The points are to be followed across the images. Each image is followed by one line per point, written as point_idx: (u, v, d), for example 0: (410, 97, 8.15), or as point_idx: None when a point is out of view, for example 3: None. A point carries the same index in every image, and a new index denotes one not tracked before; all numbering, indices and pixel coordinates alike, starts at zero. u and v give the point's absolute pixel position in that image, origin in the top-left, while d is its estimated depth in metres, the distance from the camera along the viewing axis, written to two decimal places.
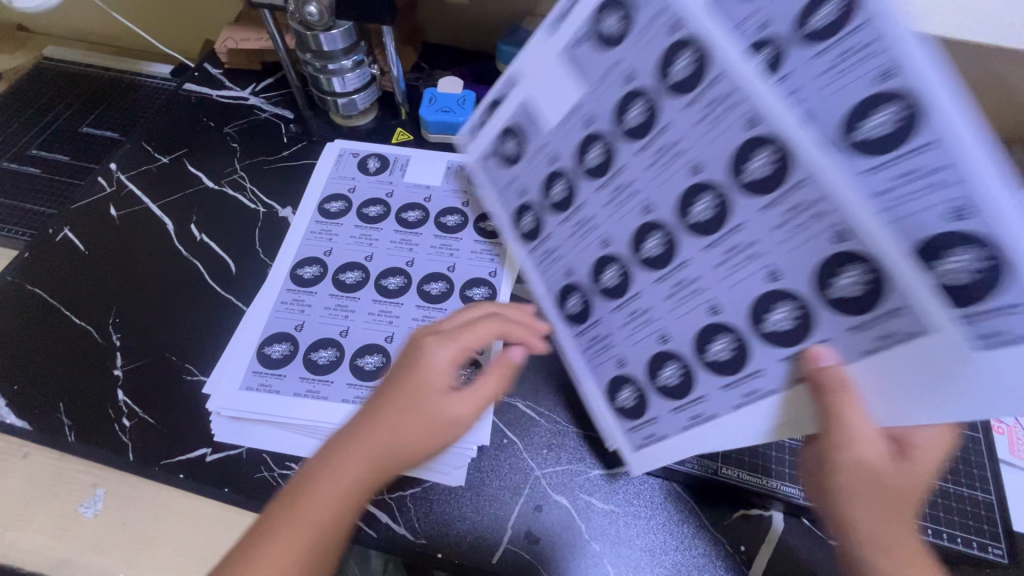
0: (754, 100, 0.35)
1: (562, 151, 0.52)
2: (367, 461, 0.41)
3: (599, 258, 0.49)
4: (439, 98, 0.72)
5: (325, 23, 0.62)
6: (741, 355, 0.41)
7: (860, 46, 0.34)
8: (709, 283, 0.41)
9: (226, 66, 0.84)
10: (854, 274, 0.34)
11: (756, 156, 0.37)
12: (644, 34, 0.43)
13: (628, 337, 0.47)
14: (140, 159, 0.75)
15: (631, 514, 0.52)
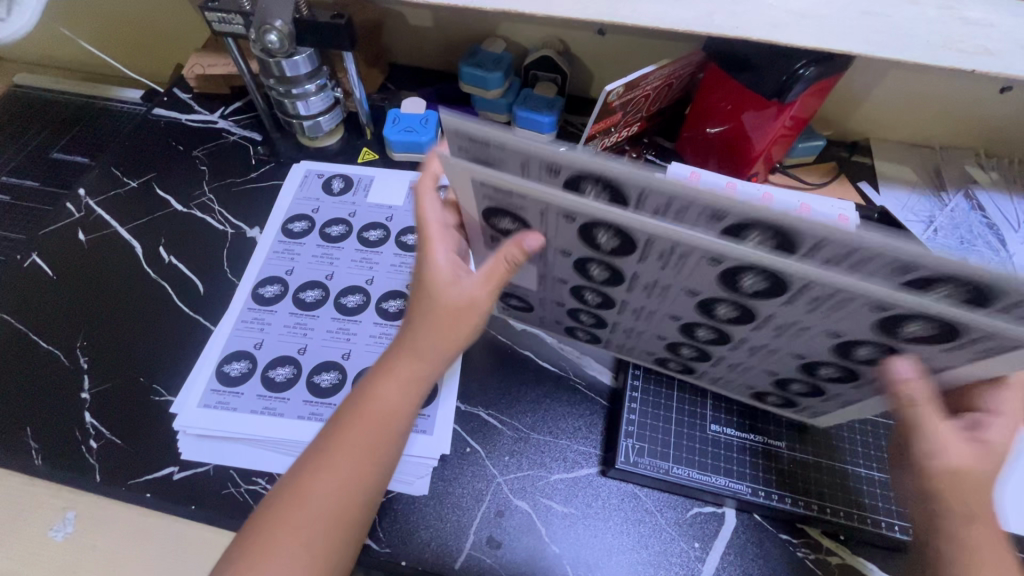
0: (697, 242, 0.40)
1: (566, 276, 0.51)
2: (414, 370, 0.48)
3: (668, 349, 0.55)
4: (402, 119, 0.74)
5: (287, 50, 0.63)
6: (853, 373, 0.47)
7: (664, 209, 0.39)
8: (779, 346, 0.47)
9: (195, 90, 0.85)
10: (914, 327, 0.38)
11: (716, 304, 0.45)
12: (550, 222, 0.45)
13: (742, 371, 0.54)
14: (109, 184, 0.76)
15: (590, 516, 0.54)
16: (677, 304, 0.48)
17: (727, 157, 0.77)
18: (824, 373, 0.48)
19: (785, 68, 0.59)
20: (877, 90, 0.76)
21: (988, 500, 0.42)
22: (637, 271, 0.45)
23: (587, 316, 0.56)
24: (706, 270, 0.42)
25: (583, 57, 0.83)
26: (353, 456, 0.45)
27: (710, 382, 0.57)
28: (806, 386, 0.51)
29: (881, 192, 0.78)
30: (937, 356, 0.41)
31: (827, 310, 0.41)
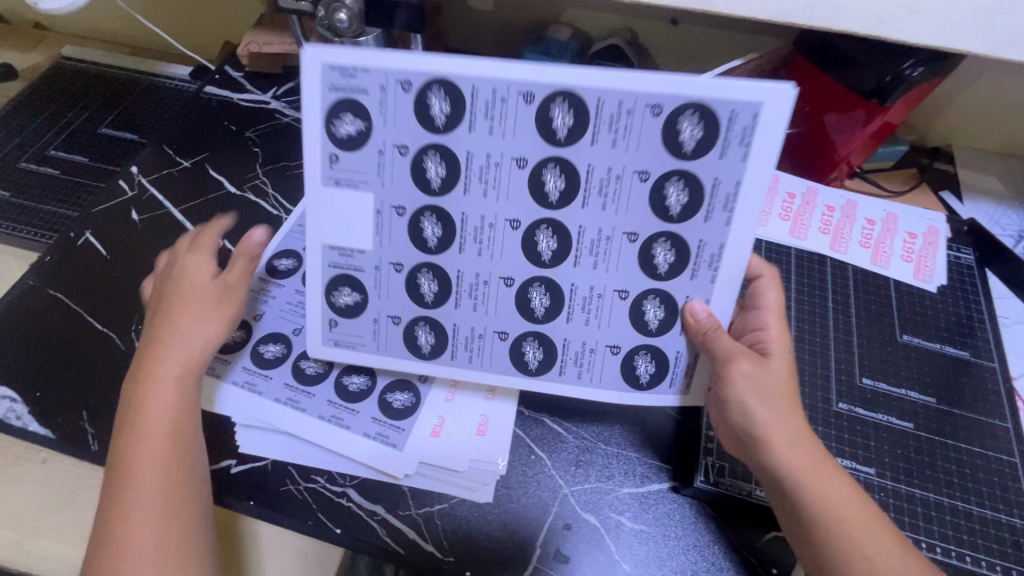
0: (518, 84, 0.41)
1: (403, 255, 0.48)
2: (178, 371, 0.46)
3: (517, 295, 0.49)
4: None
5: (355, 30, 0.61)
6: (684, 251, 0.46)
7: (493, 97, 0.41)
8: (610, 228, 0.46)
9: (247, 69, 0.83)
10: (676, 190, 0.43)
11: (545, 175, 0.44)
12: (384, 108, 0.43)
13: (606, 324, 0.49)
14: (160, 162, 0.74)
15: (662, 534, 0.51)
16: (513, 196, 0.45)
17: (802, 161, 0.73)
18: (652, 321, 0.48)
19: (890, 67, 0.55)
20: (968, 94, 0.73)
21: (783, 399, 0.45)
22: (471, 148, 0.43)
23: (425, 332, 0.51)
24: (518, 177, 0.44)
25: (650, 47, 0.79)
26: (153, 459, 0.43)
27: (572, 362, 0.50)
28: (660, 310, 0.48)
29: (967, 203, 0.74)
30: (723, 171, 0.43)
31: (627, 138, 0.42)
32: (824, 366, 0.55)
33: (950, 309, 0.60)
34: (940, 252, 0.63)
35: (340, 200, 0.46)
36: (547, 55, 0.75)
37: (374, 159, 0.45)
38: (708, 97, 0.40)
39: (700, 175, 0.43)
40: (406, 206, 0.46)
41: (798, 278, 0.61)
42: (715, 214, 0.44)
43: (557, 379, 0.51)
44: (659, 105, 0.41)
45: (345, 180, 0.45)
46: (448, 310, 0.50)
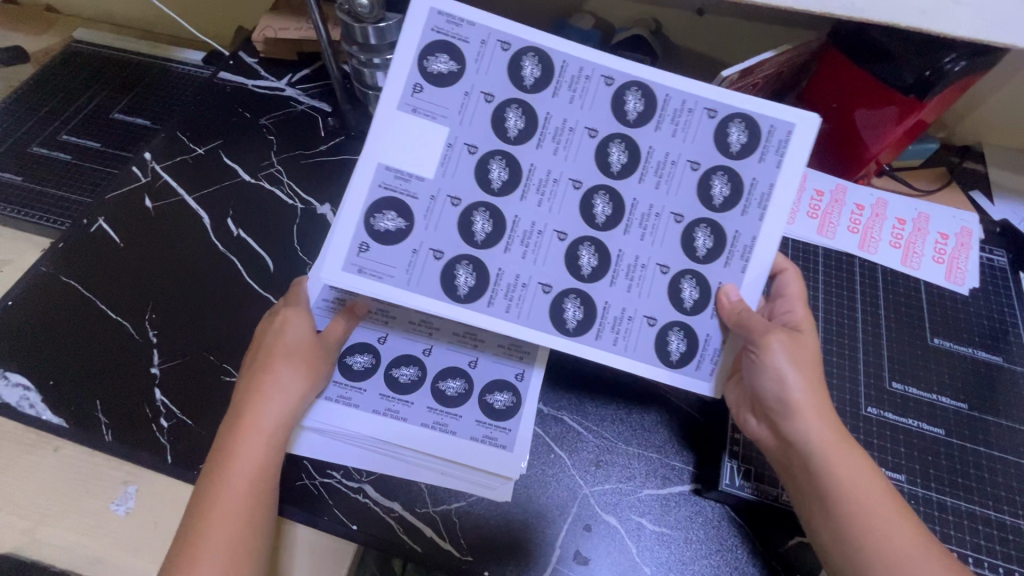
0: (600, 68, 0.46)
1: (461, 190, 0.46)
2: (273, 427, 0.46)
3: (564, 251, 0.46)
4: None
5: (375, 15, 0.59)
6: (722, 236, 0.46)
7: (576, 75, 0.46)
8: (661, 203, 0.46)
9: (261, 55, 0.81)
10: (721, 181, 0.46)
11: (611, 149, 0.46)
12: (479, 59, 0.45)
13: (645, 293, 0.46)
14: (174, 149, 0.73)
15: (684, 538, 0.50)
16: (577, 160, 0.46)
17: (832, 157, 0.71)
18: (687, 300, 0.46)
19: (930, 62, 0.53)
20: (1004, 91, 0.70)
21: (811, 370, 0.44)
22: (551, 111, 0.46)
23: (466, 274, 0.46)
24: (586, 146, 0.46)
25: (674, 38, 0.77)
26: (235, 508, 0.42)
27: (609, 328, 0.46)
28: (695, 291, 0.46)
29: (997, 204, 0.72)
30: (761, 173, 0.46)
31: (684, 131, 0.46)
32: (852, 368, 0.54)
33: (982, 312, 0.58)
34: (973, 253, 0.61)
35: (414, 128, 0.45)
36: (569, 45, 0.73)
37: (459, 100, 0.45)
38: (752, 110, 0.45)
39: (742, 171, 0.46)
40: (478, 146, 0.46)
41: (827, 279, 0.59)
42: (751, 210, 0.46)
43: (592, 343, 0.46)
44: (714, 109, 0.46)
45: (423, 111, 0.45)
46: (496, 254, 0.46)
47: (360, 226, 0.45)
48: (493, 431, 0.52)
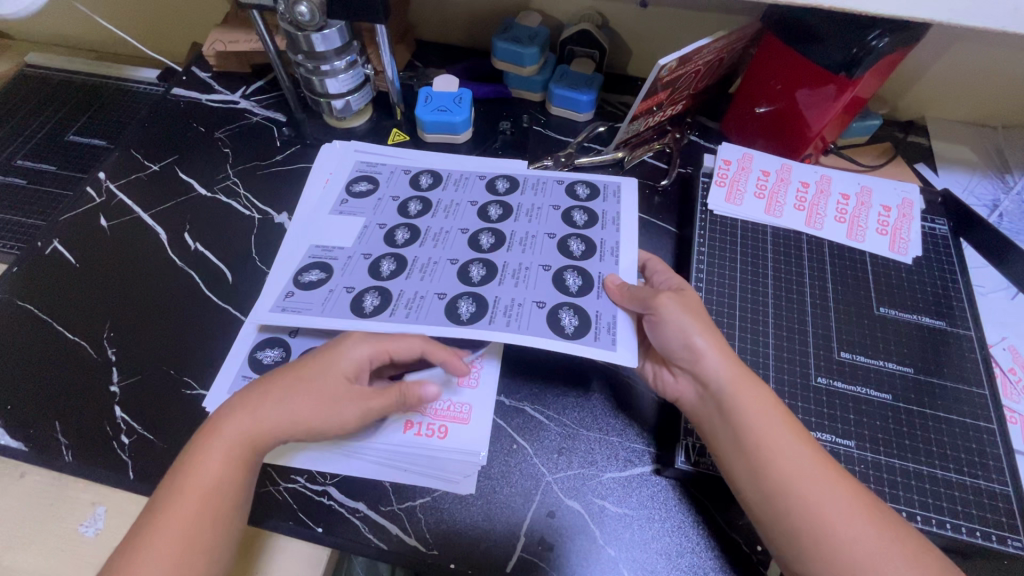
0: (477, 171, 0.66)
1: (372, 248, 0.59)
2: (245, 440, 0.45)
3: (457, 271, 0.56)
4: (434, 97, 0.71)
5: (317, 23, 0.60)
6: (592, 244, 0.58)
7: (461, 177, 0.66)
8: (533, 228, 0.60)
9: (214, 69, 0.82)
10: (580, 213, 0.61)
11: (489, 208, 0.62)
12: (388, 180, 0.66)
13: (531, 285, 0.55)
14: (129, 167, 0.73)
15: (646, 517, 0.51)
16: (463, 219, 0.61)
17: (777, 139, 0.72)
18: (572, 286, 0.55)
19: (855, 40, 0.55)
20: (940, 65, 0.73)
21: (703, 323, 0.51)
22: (441, 197, 0.64)
23: (372, 297, 0.54)
24: (470, 212, 0.62)
25: (622, 31, 0.79)
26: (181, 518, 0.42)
27: (502, 313, 0.52)
28: (579, 278, 0.56)
29: (941, 175, 0.74)
30: (608, 207, 0.62)
31: (542, 192, 0.64)
32: (802, 340, 0.55)
33: (925, 280, 0.60)
34: (914, 223, 0.63)
35: (340, 219, 0.62)
36: (518, 42, 0.75)
37: (372, 202, 0.63)
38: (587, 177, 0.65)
39: (596, 207, 0.62)
40: (388, 223, 0.61)
41: (776, 257, 0.60)
42: (608, 226, 0.60)
43: (488, 326, 0.51)
44: (561, 178, 0.65)
45: (348, 211, 0.63)
46: (399, 281, 0.56)
47: (289, 280, 0.57)
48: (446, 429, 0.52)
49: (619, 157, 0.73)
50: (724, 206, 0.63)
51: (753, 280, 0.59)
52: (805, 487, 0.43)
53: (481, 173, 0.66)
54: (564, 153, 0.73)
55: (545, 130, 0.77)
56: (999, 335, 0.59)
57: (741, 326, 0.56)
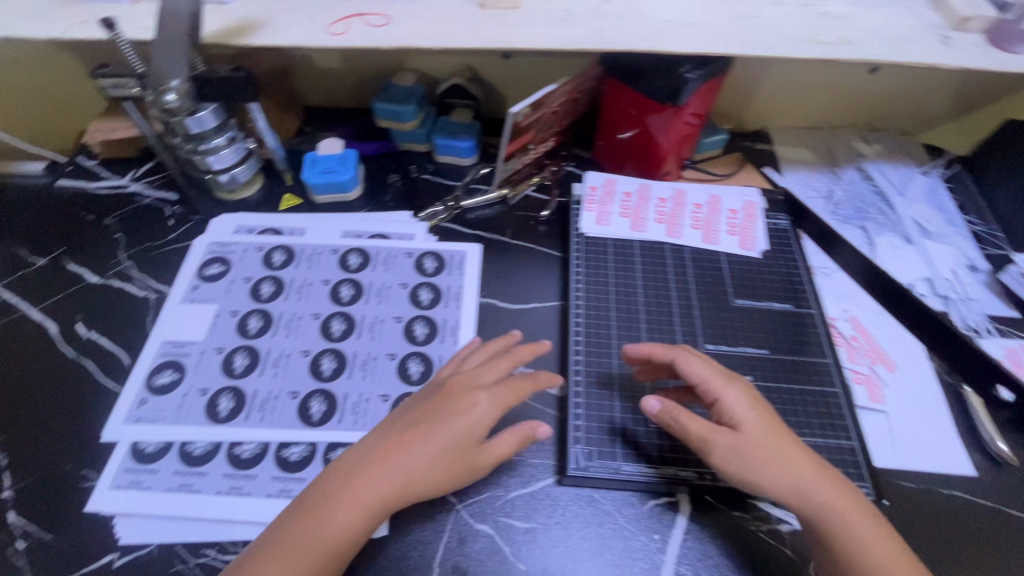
0: (327, 247, 0.68)
1: (224, 342, 0.59)
2: (366, 507, 0.45)
3: (310, 359, 0.58)
4: (319, 160, 0.75)
5: (188, 108, 0.63)
6: (438, 291, 0.64)
7: (312, 253, 0.67)
8: (384, 281, 0.65)
9: (100, 157, 0.82)
10: (431, 262, 0.67)
11: (341, 289, 0.64)
12: (239, 261, 0.66)
13: (384, 339, 0.60)
14: (14, 265, 0.72)
15: (554, 525, 0.54)
16: (315, 302, 0.63)
17: (639, 160, 0.80)
18: (420, 334, 0.61)
19: (671, 75, 0.64)
20: (765, 83, 0.84)
21: (780, 446, 0.49)
22: (294, 276, 0.65)
23: (226, 400, 0.55)
24: (321, 291, 0.64)
25: (493, 81, 0.87)
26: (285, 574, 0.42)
27: (359, 369, 0.58)
28: (425, 327, 0.61)
29: (785, 175, 0.85)
30: (453, 280, 0.66)
31: (391, 267, 0.66)
32: (671, 340, 0.62)
33: (772, 269, 0.68)
34: (758, 222, 0.71)
35: (192, 309, 0.62)
36: (396, 102, 0.81)
37: (225, 286, 0.64)
38: (436, 246, 0.69)
39: (441, 280, 0.65)
40: (240, 311, 0.62)
41: (643, 269, 0.67)
42: (456, 271, 0.66)
43: (345, 383, 0.57)
44: (410, 251, 0.68)
45: (199, 299, 0.63)
46: (252, 378, 0.57)
47: (140, 388, 0.57)
48: None
49: (503, 195, 0.79)
50: (595, 228, 0.70)
51: (625, 291, 0.65)
52: (862, 554, 0.46)
53: (334, 249, 0.68)
54: (451, 197, 0.79)
55: (432, 177, 0.82)
56: (843, 309, 0.67)
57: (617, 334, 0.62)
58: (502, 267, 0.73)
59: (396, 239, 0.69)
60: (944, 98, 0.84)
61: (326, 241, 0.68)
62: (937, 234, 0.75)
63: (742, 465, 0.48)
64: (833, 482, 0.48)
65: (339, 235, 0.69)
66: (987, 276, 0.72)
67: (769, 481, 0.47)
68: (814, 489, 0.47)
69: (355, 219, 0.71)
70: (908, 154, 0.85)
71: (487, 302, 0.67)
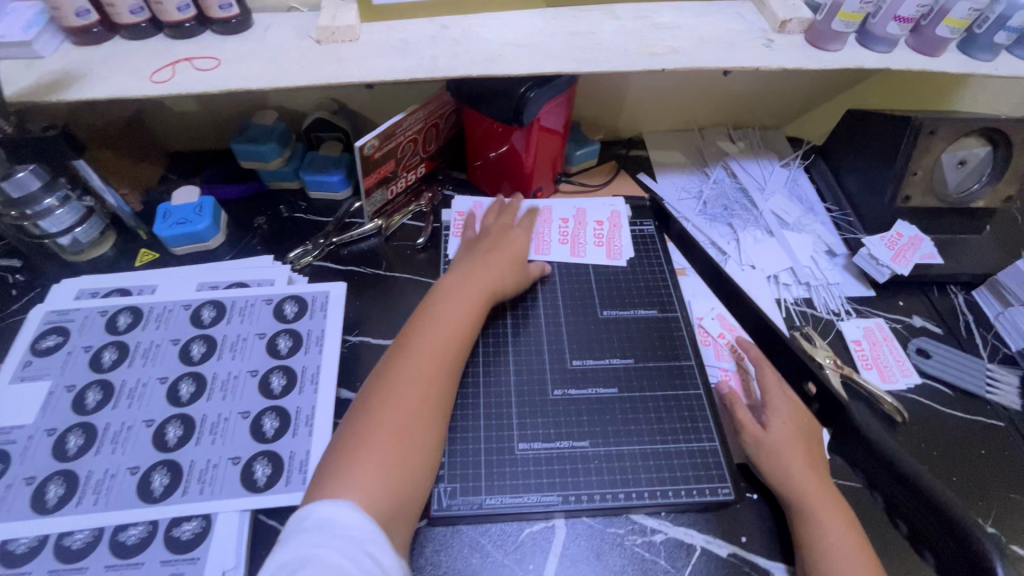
0: (178, 302, 0.64)
1: (58, 422, 0.55)
2: (471, 310, 0.58)
3: (154, 429, 0.54)
4: (173, 212, 0.72)
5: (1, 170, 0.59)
6: (298, 336, 0.62)
7: (161, 311, 0.63)
8: (241, 333, 0.62)
9: None
10: (291, 306, 0.64)
11: (192, 346, 0.60)
12: (79, 329, 0.61)
13: (238, 396, 0.57)
14: None
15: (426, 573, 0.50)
16: (162, 364, 0.59)
17: (512, 179, 0.80)
18: (276, 386, 0.58)
19: (513, 96, 0.65)
20: (628, 93, 0.86)
21: (794, 453, 0.52)
22: (140, 338, 0.61)
23: (55, 487, 0.51)
24: (170, 352, 0.60)
25: (361, 112, 0.85)
26: (416, 379, 0.50)
27: (207, 432, 0.54)
28: (283, 378, 0.59)
29: (659, 180, 0.86)
30: (314, 324, 0.63)
31: (248, 318, 0.63)
32: (539, 361, 0.61)
33: (638, 275, 0.69)
34: (623, 231, 0.74)
35: (22, 389, 0.57)
36: (255, 141, 0.78)
37: (62, 358, 0.59)
38: (297, 290, 0.66)
39: (299, 325, 0.63)
40: (77, 385, 0.57)
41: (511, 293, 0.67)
42: (317, 314, 0.64)
43: (192, 450, 0.53)
44: (270, 298, 0.65)
45: (31, 376, 0.58)
46: (86, 459, 0.53)
47: None
48: (182, 566, 0.47)
49: (378, 226, 0.77)
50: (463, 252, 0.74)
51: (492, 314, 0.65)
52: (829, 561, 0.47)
53: (186, 305, 0.64)
54: (322, 235, 0.76)
55: (304, 215, 0.79)
56: (710, 307, 0.69)
57: (483, 358, 0.61)
58: (376, 302, 0.71)
59: (255, 286, 0.66)
60: (796, 92, 0.88)
61: (177, 297, 0.65)
62: (795, 224, 0.79)
63: (756, 451, 0.54)
64: (822, 497, 0.50)
65: (191, 289, 0.66)
66: (845, 261, 0.76)
67: (773, 474, 0.52)
68: (800, 490, 0.51)
69: (213, 270, 0.68)
70: (773, 149, 0.90)
71: (357, 340, 0.67)
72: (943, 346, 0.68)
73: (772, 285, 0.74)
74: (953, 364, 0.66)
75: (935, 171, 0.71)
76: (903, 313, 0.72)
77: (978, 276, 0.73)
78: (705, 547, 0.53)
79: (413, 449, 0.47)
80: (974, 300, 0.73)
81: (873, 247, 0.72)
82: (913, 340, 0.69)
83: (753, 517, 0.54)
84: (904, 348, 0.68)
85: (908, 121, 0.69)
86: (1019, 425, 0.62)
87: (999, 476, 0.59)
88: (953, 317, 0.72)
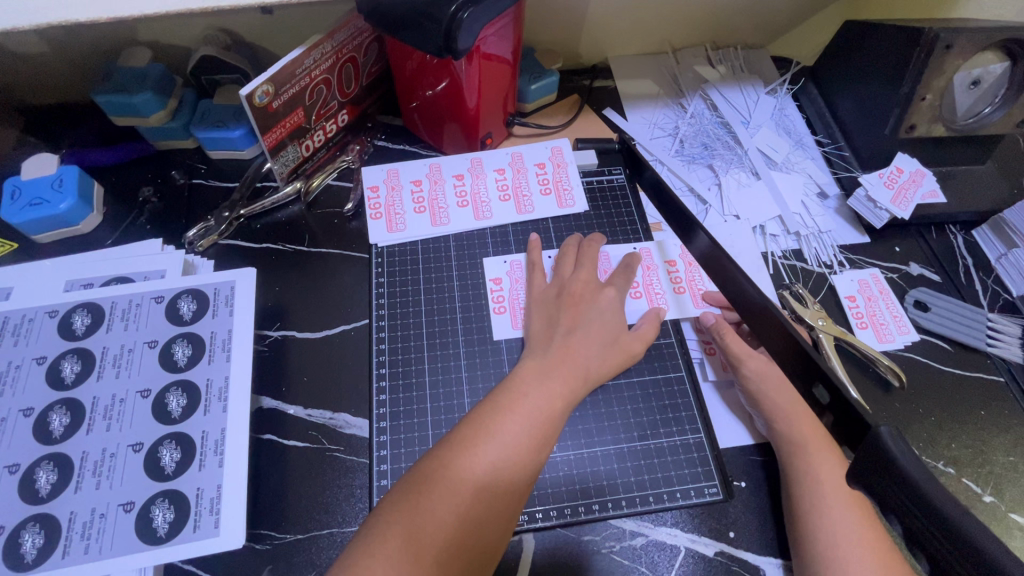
0: (41, 308, 0.51)
1: None
2: (564, 394, 0.47)
3: (20, 476, 0.44)
4: (23, 190, 0.57)
5: None
6: (198, 341, 0.50)
7: (20, 320, 0.50)
8: (130, 342, 0.50)
9: None
10: (187, 303, 0.52)
11: (63, 365, 0.49)
12: None
13: (129, 424, 0.46)
14: None
15: None
16: (26, 392, 0.47)
17: (450, 125, 0.65)
18: (177, 407, 0.48)
19: (440, 17, 0.50)
20: (589, 10, 0.71)
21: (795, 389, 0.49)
22: None
23: None
24: (35, 374, 0.48)
25: (259, 45, 0.69)
26: (489, 449, 0.42)
27: (90, 474, 0.44)
28: (183, 397, 0.48)
29: (628, 117, 0.74)
30: (218, 325, 0.52)
31: (134, 322, 0.51)
32: (496, 362, 0.55)
33: (606, 232, 0.63)
34: (570, 169, 0.66)
35: None
36: (124, 91, 0.61)
37: None
38: (194, 283, 0.53)
39: (199, 327, 0.51)
40: None
41: (460, 281, 0.59)
42: (222, 313, 0.52)
43: (70, 499, 0.43)
44: (159, 294, 0.52)
45: None
46: None
47: None
48: None
49: (296, 190, 0.63)
50: (501, 333, 0.56)
51: (437, 301, 0.58)
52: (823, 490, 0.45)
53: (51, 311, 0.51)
54: (226, 206, 0.62)
55: (204, 182, 0.65)
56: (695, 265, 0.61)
57: (430, 358, 0.55)
58: (298, 283, 0.59)
59: (139, 283, 0.53)
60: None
61: (37, 301, 0.51)
62: (783, 163, 0.70)
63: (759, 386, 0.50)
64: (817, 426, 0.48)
65: (55, 292, 0.52)
66: (837, 203, 0.68)
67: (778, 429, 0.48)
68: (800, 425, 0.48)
69: (81, 264, 0.54)
70: (756, 73, 0.78)
71: (281, 334, 0.56)
72: (942, 296, 0.61)
73: (758, 236, 0.65)
74: (953, 317, 0.60)
75: (945, 95, 0.60)
76: (899, 261, 0.64)
77: (982, 213, 0.65)
78: (690, 547, 0.47)
79: (506, 485, 0.41)
80: (974, 241, 0.66)
81: (871, 187, 0.62)
82: (909, 292, 0.62)
83: (743, 509, 0.48)
84: (900, 302, 0.61)
85: (921, 32, 0.57)
86: (1019, 381, 0.57)
87: (998, 438, 0.54)
88: (951, 260, 0.65)
